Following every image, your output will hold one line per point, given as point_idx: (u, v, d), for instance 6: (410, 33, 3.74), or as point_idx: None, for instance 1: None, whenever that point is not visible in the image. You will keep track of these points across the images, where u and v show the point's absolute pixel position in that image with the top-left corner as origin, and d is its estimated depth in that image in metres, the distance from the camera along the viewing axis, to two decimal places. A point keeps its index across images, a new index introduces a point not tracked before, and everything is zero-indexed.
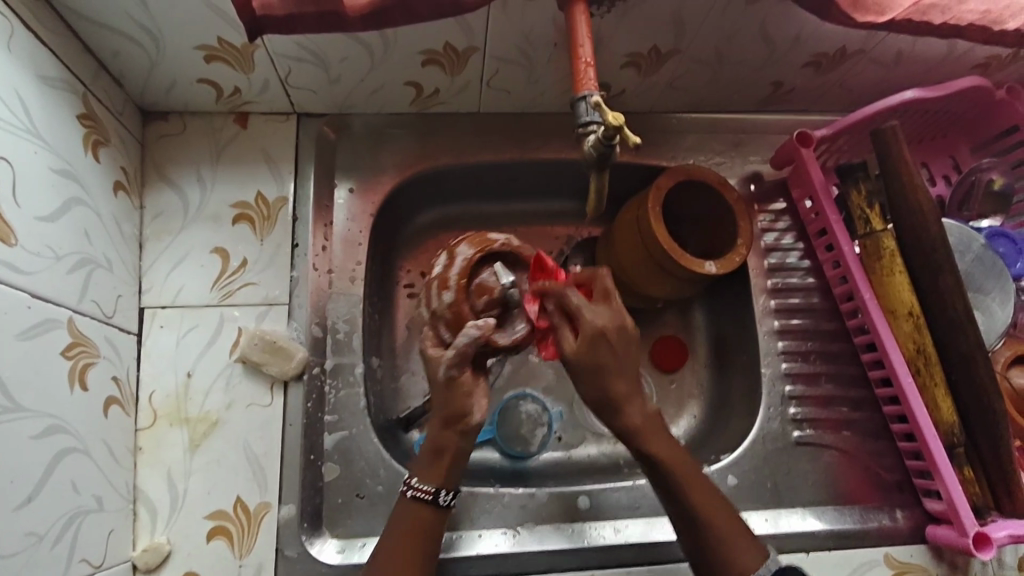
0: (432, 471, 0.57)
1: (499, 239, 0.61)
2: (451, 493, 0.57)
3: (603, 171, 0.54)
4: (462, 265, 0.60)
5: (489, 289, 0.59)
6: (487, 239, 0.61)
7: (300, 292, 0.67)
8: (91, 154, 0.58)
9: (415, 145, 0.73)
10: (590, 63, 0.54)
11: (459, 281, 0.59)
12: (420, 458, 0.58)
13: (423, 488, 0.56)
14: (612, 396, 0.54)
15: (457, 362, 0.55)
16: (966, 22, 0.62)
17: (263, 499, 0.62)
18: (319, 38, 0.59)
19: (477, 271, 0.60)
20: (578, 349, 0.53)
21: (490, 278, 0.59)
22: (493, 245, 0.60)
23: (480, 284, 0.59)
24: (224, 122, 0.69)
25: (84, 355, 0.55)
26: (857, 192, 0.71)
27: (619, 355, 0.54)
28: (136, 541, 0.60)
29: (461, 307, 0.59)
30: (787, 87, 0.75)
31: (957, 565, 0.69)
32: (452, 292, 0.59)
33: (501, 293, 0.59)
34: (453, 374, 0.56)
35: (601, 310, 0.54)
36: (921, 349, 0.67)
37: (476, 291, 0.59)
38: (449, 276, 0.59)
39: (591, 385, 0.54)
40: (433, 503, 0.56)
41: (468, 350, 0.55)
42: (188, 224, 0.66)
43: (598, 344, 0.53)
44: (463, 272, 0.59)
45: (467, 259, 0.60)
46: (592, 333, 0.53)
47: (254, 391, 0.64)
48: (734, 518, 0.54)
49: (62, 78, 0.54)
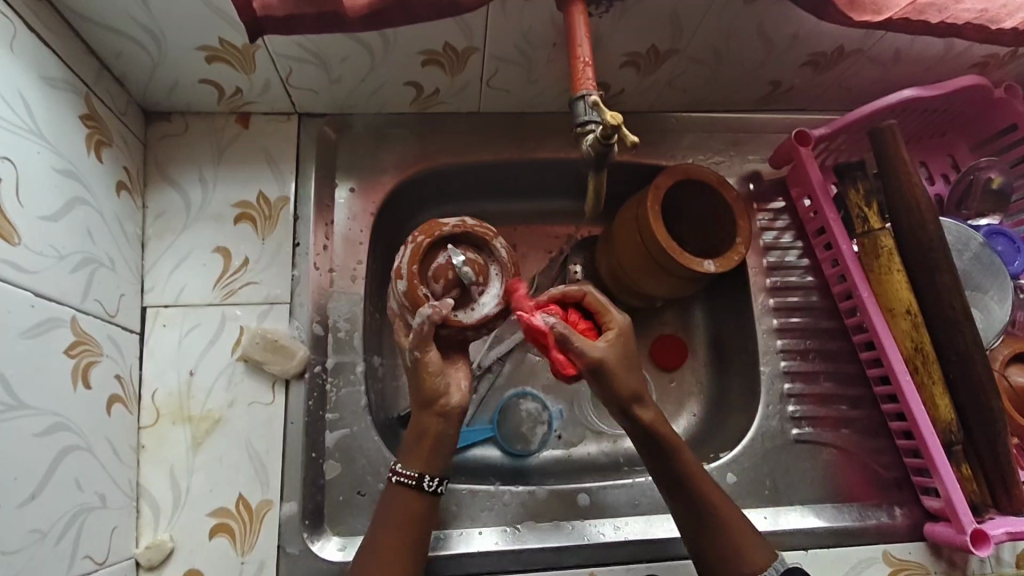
0: (415, 455, 0.57)
1: (451, 223, 0.60)
2: (437, 479, 0.57)
3: (601, 171, 0.54)
4: (413, 253, 0.59)
5: (445, 272, 0.59)
6: (437, 224, 0.60)
7: (301, 291, 0.68)
8: (94, 154, 0.59)
9: (415, 145, 0.74)
10: (588, 63, 0.55)
11: (411, 269, 0.58)
12: (407, 444, 0.58)
13: (408, 473, 0.56)
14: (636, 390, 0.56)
15: (418, 344, 0.55)
16: (963, 21, 0.63)
17: (265, 497, 0.62)
18: (320, 38, 0.60)
19: (433, 257, 0.60)
20: (612, 344, 0.56)
21: (445, 262, 0.60)
22: (443, 230, 0.60)
23: (437, 269, 0.59)
24: (225, 122, 0.70)
25: (87, 353, 0.55)
26: (855, 191, 0.71)
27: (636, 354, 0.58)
28: (139, 538, 0.60)
29: (417, 293, 0.58)
30: (786, 87, 0.75)
31: (955, 562, 0.69)
32: (405, 280, 0.58)
33: (456, 275, 0.59)
34: (419, 355, 0.56)
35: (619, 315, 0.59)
36: (918, 347, 0.67)
37: (433, 276, 0.59)
38: (398, 266, 0.58)
39: (625, 378, 0.55)
40: (419, 488, 0.56)
41: (425, 331, 0.55)
42: (190, 224, 0.67)
43: (620, 338, 0.57)
44: (413, 260, 0.58)
45: (417, 246, 0.59)
46: (621, 331, 0.58)
47: (256, 389, 0.64)
48: (735, 511, 0.57)
49: (65, 79, 0.55)
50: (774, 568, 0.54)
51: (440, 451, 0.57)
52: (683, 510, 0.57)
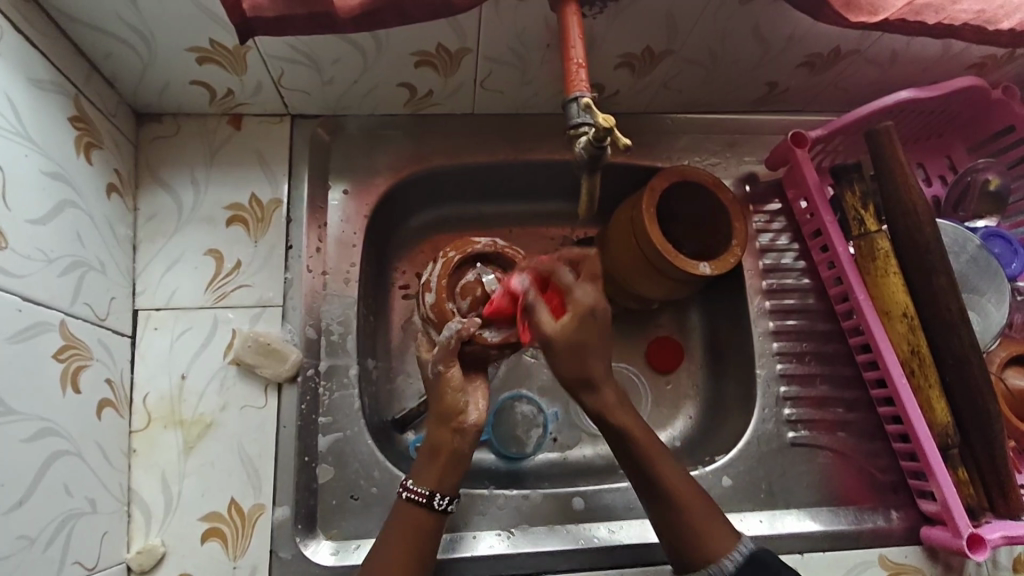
0: (428, 474, 0.57)
1: (482, 242, 0.64)
2: (448, 497, 0.56)
3: (593, 173, 0.54)
4: (444, 268, 0.63)
5: (473, 290, 0.63)
6: (469, 243, 0.64)
7: (294, 294, 0.67)
8: (83, 156, 0.58)
9: (409, 147, 0.73)
10: (581, 64, 0.54)
11: (440, 283, 0.63)
12: (419, 463, 0.58)
13: (419, 490, 0.56)
14: (590, 374, 0.55)
15: (442, 357, 0.58)
16: (960, 22, 0.62)
17: (257, 501, 0.62)
18: (312, 39, 0.59)
19: (463, 273, 0.64)
20: (563, 328, 0.54)
21: (473, 279, 0.63)
22: (475, 248, 0.64)
23: (464, 286, 0.63)
24: (218, 123, 0.69)
25: (77, 357, 0.55)
26: (851, 193, 0.71)
27: (600, 335, 0.55)
28: (130, 543, 0.60)
29: (444, 307, 0.62)
30: (782, 87, 0.75)
31: (952, 565, 0.69)
32: (435, 293, 0.63)
33: (484, 291, 0.62)
34: (441, 369, 0.59)
35: (589, 290, 0.56)
36: (915, 350, 0.67)
37: (460, 292, 0.63)
38: (429, 279, 0.63)
39: (570, 361, 0.54)
40: (429, 507, 0.56)
41: (450, 344, 0.58)
42: (182, 226, 0.66)
43: (585, 319, 0.54)
44: (444, 274, 0.63)
45: (448, 261, 0.63)
46: (581, 312, 0.54)
47: (248, 393, 0.64)
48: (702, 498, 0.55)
49: (53, 80, 0.54)
50: (737, 553, 0.52)
51: (454, 469, 0.57)
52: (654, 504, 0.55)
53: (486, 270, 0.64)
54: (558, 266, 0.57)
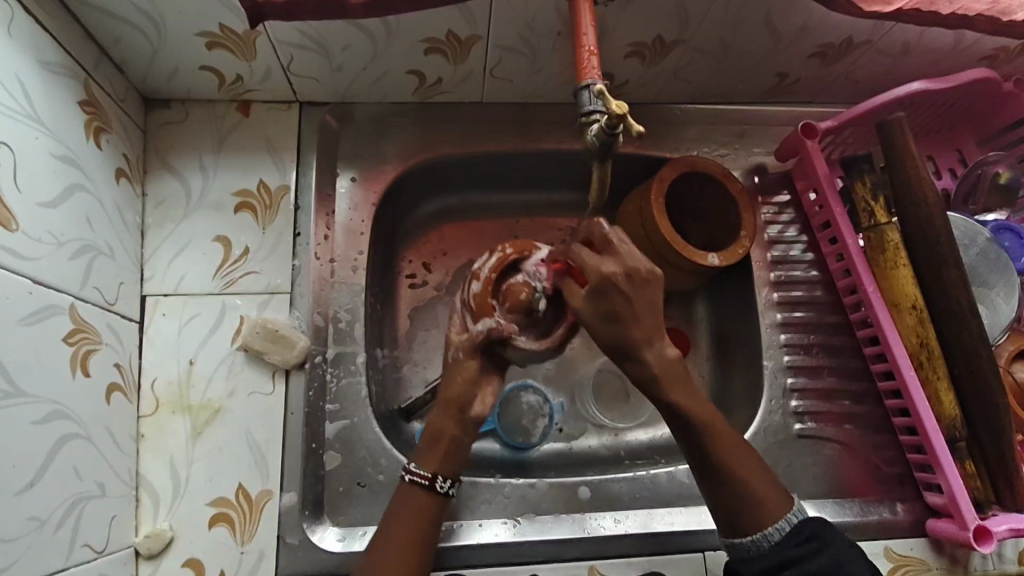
0: (429, 457, 0.58)
1: (540, 249, 0.64)
2: (448, 481, 0.58)
3: (605, 160, 0.54)
4: (496, 263, 0.63)
5: (519, 293, 0.62)
6: (529, 246, 0.65)
7: (302, 282, 0.67)
8: (93, 141, 0.58)
9: (417, 135, 0.73)
10: (593, 52, 0.53)
11: (490, 274, 0.63)
12: (420, 447, 0.59)
13: (420, 473, 0.57)
14: (627, 340, 0.54)
15: (465, 345, 0.60)
16: (975, 12, 0.63)
17: (264, 487, 0.62)
18: (320, 25, 0.59)
19: (512, 271, 0.64)
20: (588, 299, 0.55)
21: (522, 283, 0.63)
22: (532, 252, 0.64)
23: (510, 287, 0.63)
24: (226, 109, 0.69)
25: (86, 341, 0.55)
26: (862, 183, 0.71)
27: (633, 302, 0.53)
28: (139, 528, 0.60)
29: (486, 302, 0.62)
30: (793, 78, 0.75)
31: (957, 559, 0.69)
32: (481, 283, 0.63)
33: (527, 299, 0.62)
34: (459, 356, 0.60)
35: (611, 258, 0.53)
36: (924, 343, 0.67)
37: (505, 293, 0.63)
38: (480, 268, 0.63)
39: (607, 330, 0.54)
40: (430, 488, 0.57)
41: (479, 337, 0.60)
42: (190, 212, 0.66)
43: (603, 291, 0.53)
44: (495, 269, 0.63)
45: (503, 257, 0.64)
46: (596, 283, 0.53)
47: (255, 379, 0.64)
48: (755, 464, 0.55)
49: (63, 63, 0.54)
50: (784, 521, 0.52)
51: (439, 449, 0.58)
52: (708, 472, 0.55)
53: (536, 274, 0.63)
54: (575, 245, 0.56)
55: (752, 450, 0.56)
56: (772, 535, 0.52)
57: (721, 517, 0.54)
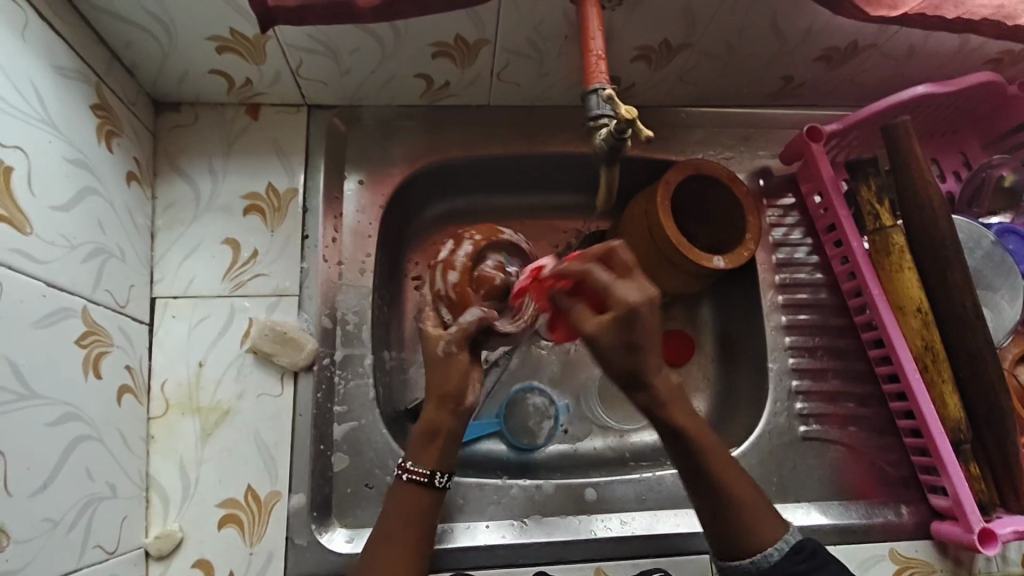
0: (425, 453, 0.58)
1: (505, 234, 0.68)
2: (448, 476, 0.58)
3: (613, 164, 0.54)
4: (468, 251, 0.66)
5: (491, 279, 0.66)
6: (494, 231, 0.68)
7: (310, 284, 0.68)
8: (104, 145, 0.58)
9: (424, 138, 0.74)
10: (601, 56, 0.54)
11: (464, 264, 0.66)
12: (416, 442, 0.59)
13: (420, 471, 0.57)
14: (639, 367, 0.52)
15: (459, 338, 0.59)
16: (979, 17, 0.63)
17: (273, 488, 0.62)
18: (330, 29, 0.59)
19: (481, 259, 0.67)
20: (607, 326, 0.51)
21: (492, 268, 0.66)
22: (498, 238, 0.68)
23: (483, 274, 0.66)
24: (235, 113, 0.70)
25: (97, 344, 0.55)
26: (867, 187, 0.72)
27: (652, 330, 0.51)
28: (148, 528, 0.60)
29: (464, 291, 0.65)
30: (799, 81, 0.75)
31: (961, 561, 0.69)
32: (457, 273, 0.65)
33: (502, 281, 0.66)
34: (453, 350, 0.59)
35: (631, 286, 0.51)
36: (928, 345, 0.67)
37: (479, 280, 0.66)
38: (455, 259, 0.66)
39: (624, 359, 0.52)
40: (431, 486, 0.57)
41: (470, 328, 0.59)
42: (199, 215, 0.67)
43: (631, 321, 0.50)
44: (469, 259, 0.66)
45: (474, 245, 0.67)
46: (624, 313, 0.50)
47: (264, 381, 0.64)
48: (750, 485, 0.55)
49: (75, 68, 0.55)
50: (783, 542, 0.52)
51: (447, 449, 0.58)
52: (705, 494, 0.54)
53: (501, 259, 0.68)
54: (590, 269, 0.51)
55: (745, 473, 0.56)
56: (773, 555, 0.51)
57: (714, 538, 0.54)
